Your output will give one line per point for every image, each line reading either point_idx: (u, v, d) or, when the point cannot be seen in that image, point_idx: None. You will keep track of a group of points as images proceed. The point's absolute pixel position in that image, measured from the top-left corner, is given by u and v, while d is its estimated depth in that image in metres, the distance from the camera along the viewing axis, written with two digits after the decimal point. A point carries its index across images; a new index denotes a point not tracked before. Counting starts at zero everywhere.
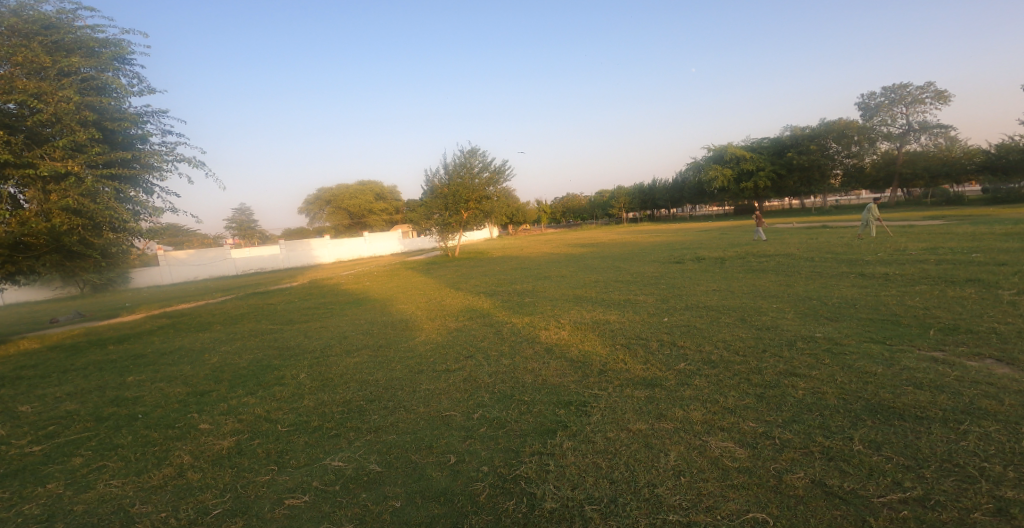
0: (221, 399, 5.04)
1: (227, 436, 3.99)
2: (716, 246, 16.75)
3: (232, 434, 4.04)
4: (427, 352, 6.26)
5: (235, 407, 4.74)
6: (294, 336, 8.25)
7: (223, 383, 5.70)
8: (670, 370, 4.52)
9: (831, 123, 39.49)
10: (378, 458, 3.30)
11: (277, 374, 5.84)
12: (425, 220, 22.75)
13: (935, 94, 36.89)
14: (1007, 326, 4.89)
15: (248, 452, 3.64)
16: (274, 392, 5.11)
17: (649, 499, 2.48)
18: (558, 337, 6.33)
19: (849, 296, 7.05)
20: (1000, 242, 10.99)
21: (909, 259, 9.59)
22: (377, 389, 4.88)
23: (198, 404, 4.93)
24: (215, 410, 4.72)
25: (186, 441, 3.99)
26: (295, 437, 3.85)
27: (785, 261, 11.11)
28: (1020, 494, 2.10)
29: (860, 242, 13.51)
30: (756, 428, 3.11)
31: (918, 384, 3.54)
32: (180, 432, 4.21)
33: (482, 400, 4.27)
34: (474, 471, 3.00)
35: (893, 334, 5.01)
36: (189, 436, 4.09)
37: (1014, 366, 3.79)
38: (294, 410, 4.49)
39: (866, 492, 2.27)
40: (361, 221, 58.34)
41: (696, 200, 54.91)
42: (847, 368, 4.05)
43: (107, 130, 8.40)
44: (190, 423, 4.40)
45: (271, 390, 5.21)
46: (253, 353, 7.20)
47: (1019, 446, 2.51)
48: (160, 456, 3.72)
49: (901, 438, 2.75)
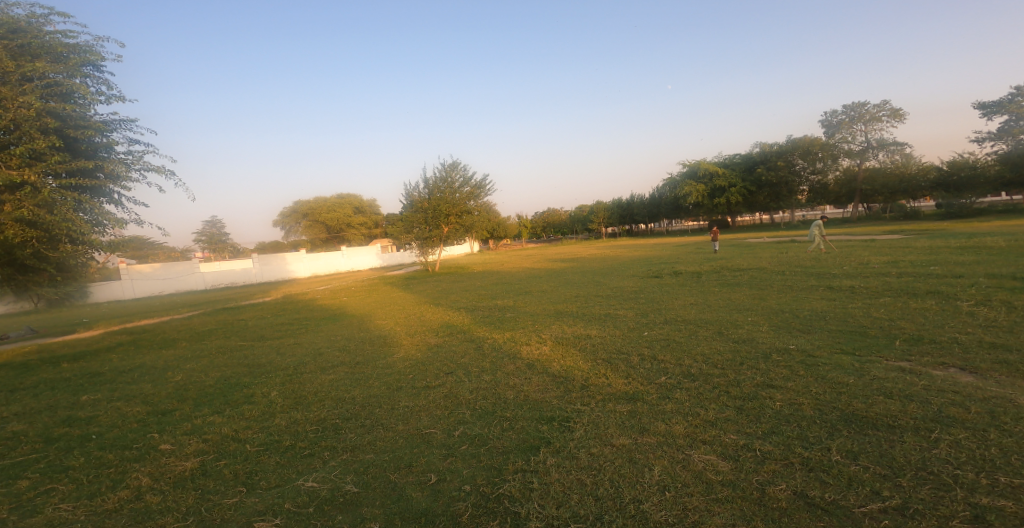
0: (184, 419, 4.79)
1: (190, 457, 3.78)
2: (692, 260, 17.09)
3: (196, 455, 3.83)
4: (406, 369, 6.12)
5: (200, 426, 4.51)
6: (265, 353, 7.95)
7: (188, 402, 5.42)
8: (652, 384, 4.54)
9: (798, 141, 41.39)
10: (355, 478, 3.17)
11: (246, 392, 5.60)
12: (405, 234, 22.47)
13: (891, 112, 39.03)
14: (967, 337, 5.12)
15: (214, 472, 3.47)
16: (242, 411, 4.89)
17: (634, 516, 2.45)
18: (540, 352, 6.29)
19: (818, 309, 7.29)
20: (956, 255, 11.60)
21: (873, 272, 10.02)
22: (354, 406, 4.74)
23: (159, 424, 4.67)
24: (177, 430, 4.47)
25: (146, 462, 3.75)
26: (266, 457, 3.67)
27: (758, 274, 11.45)
28: (993, 500, 2.16)
29: (826, 255, 14.05)
30: (737, 440, 3.14)
31: (888, 393, 3.66)
32: (139, 453, 3.96)
33: (464, 417, 4.19)
34: (456, 490, 2.91)
35: (862, 345, 5.18)
36: (148, 457, 3.85)
37: (977, 375, 3.96)
38: (264, 430, 4.30)
39: (847, 503, 2.29)
40: (339, 235, 57.44)
41: (672, 215, 56.17)
42: (821, 379, 4.16)
43: (70, 137, 8.02)
44: (150, 444, 4.15)
45: (240, 409, 4.99)
46: (222, 370, 6.90)
47: (989, 453, 2.59)
48: (115, 478, 3.47)
49: (877, 447, 2.81)
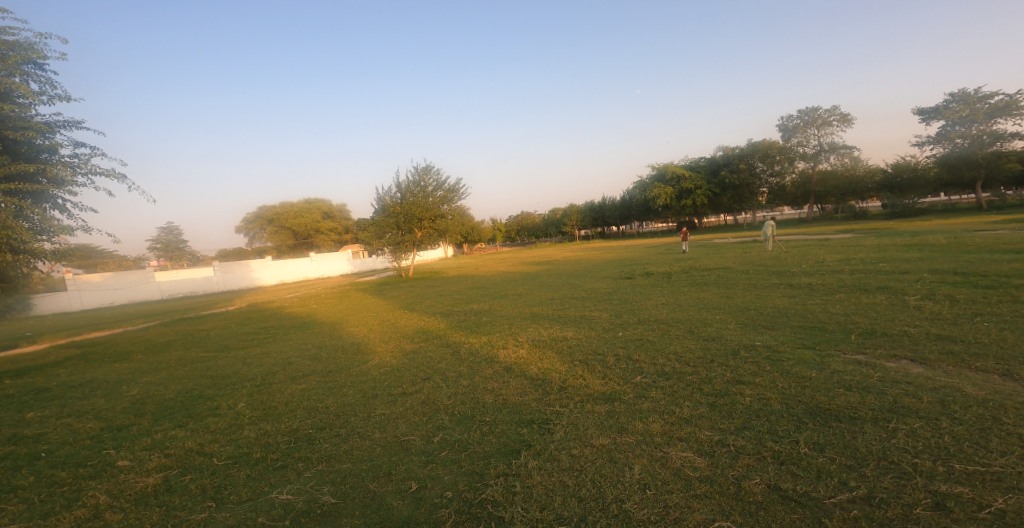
0: (143, 433, 4.54)
1: (152, 473, 3.59)
2: (662, 261, 17.53)
3: (159, 470, 3.65)
4: (381, 376, 6.00)
5: (161, 441, 4.29)
6: (230, 363, 7.62)
7: (146, 416, 5.13)
8: (628, 384, 4.65)
9: (757, 145, 43.27)
10: (332, 489, 3.10)
11: (210, 405, 5.36)
12: (376, 239, 22.03)
13: (840, 118, 41.40)
14: (914, 329, 5.51)
15: (179, 489, 3.31)
16: (206, 424, 4.68)
17: (618, 515, 2.51)
18: (517, 355, 6.31)
19: (780, 305, 7.66)
20: (902, 252, 12.42)
21: (828, 270, 10.61)
22: (327, 416, 4.61)
23: (115, 440, 4.41)
24: (135, 445, 4.23)
25: (103, 479, 3.54)
26: (235, 471, 3.53)
27: (724, 274, 11.90)
28: (951, 487, 2.33)
29: (786, 255, 14.75)
30: (712, 436, 3.26)
31: (848, 386, 3.88)
32: (94, 470, 3.73)
33: (442, 423, 4.15)
34: (438, 497, 2.89)
35: (822, 340, 5.47)
36: (105, 474, 3.64)
37: (926, 366, 4.26)
38: (232, 443, 4.12)
39: (818, 494, 2.42)
40: (307, 241, 55.75)
41: (643, 217, 57.50)
42: (786, 374, 4.36)
43: (8, 140, 7.46)
44: (106, 461, 3.90)
45: (204, 422, 4.77)
46: (183, 382, 6.57)
47: (942, 441, 2.79)
48: (69, 496, 3.27)
49: (841, 439, 2.98)
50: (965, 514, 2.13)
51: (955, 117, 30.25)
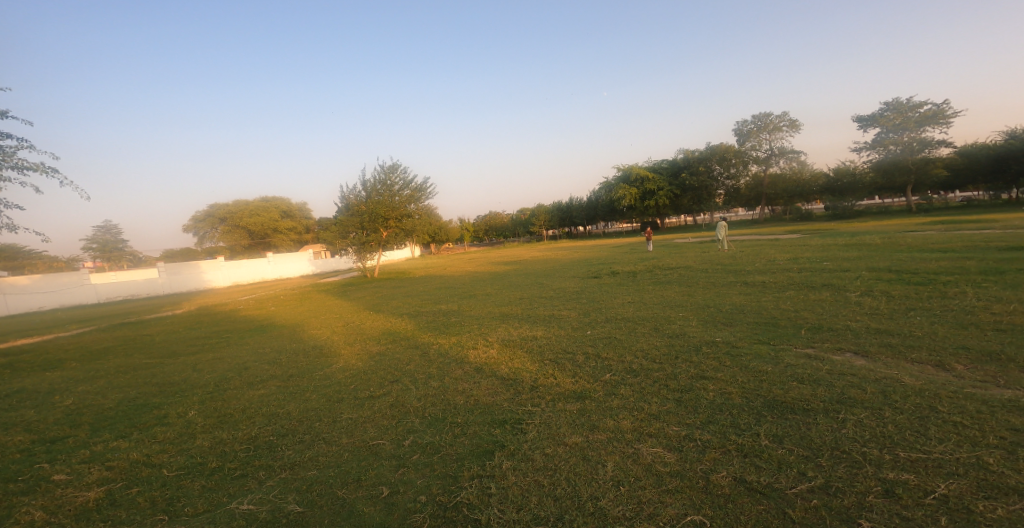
0: (81, 445, 4.23)
1: (94, 487, 3.37)
2: (627, 260, 18.00)
3: (101, 484, 3.43)
4: (346, 379, 5.83)
5: (102, 452, 4.01)
6: (179, 369, 7.19)
7: (83, 427, 4.77)
8: (597, 382, 4.75)
9: (715, 148, 45.15)
10: (299, 497, 3.01)
11: (157, 414, 5.04)
12: (340, 239, 21.37)
13: (789, 124, 43.88)
14: (856, 323, 5.96)
15: (126, 502, 3.13)
16: (154, 433, 4.41)
17: (594, 513, 2.57)
18: (487, 356, 6.31)
19: (737, 302, 8.07)
20: (844, 252, 13.36)
21: (779, 268, 11.27)
22: (289, 422, 4.45)
23: (49, 453, 4.08)
24: (72, 458, 3.93)
25: (36, 496, 3.29)
26: (188, 482, 3.36)
27: (686, 272, 12.38)
28: (898, 474, 2.53)
29: (741, 253, 15.54)
30: (679, 431, 3.40)
31: (800, 379, 4.15)
32: (25, 486, 3.45)
33: (413, 425, 4.10)
34: (411, 501, 2.86)
35: (776, 335, 5.81)
36: (38, 490, 3.38)
37: (867, 358, 4.62)
38: (184, 452, 3.91)
39: (780, 485, 2.58)
40: (264, 240, 53.27)
41: (608, 217, 58.72)
42: (744, 368, 4.61)
43: None
44: (39, 476, 3.62)
45: (151, 431, 4.48)
46: (126, 390, 6.15)
47: (886, 430, 3.04)
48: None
49: (797, 430, 3.18)
50: (911, 499, 2.33)
51: (890, 125, 32.76)
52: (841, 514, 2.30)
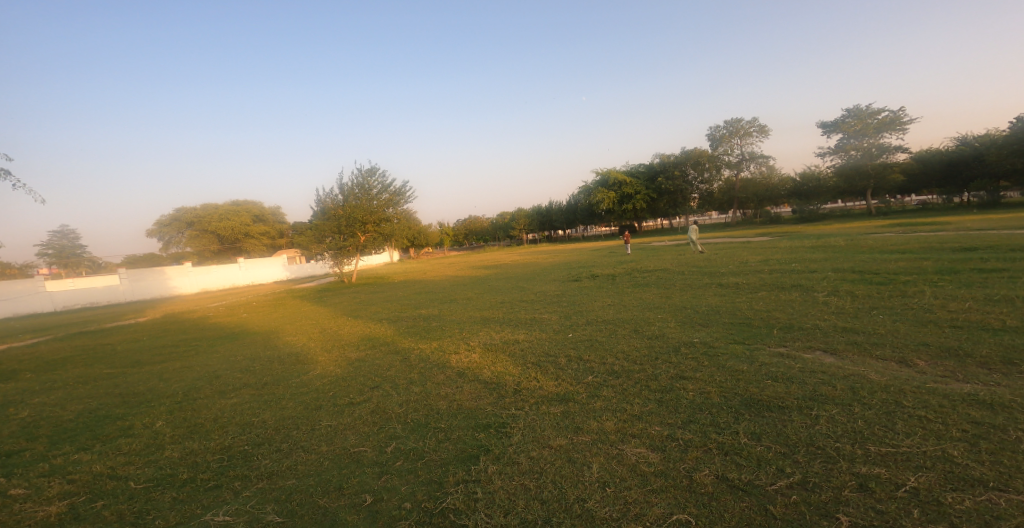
0: (38, 460, 4.01)
1: (54, 502, 3.21)
2: (607, 263, 18.23)
3: (61, 499, 3.26)
4: (324, 386, 5.71)
5: (62, 466, 3.82)
6: (145, 379, 6.89)
7: (40, 440, 4.52)
8: (580, 384, 4.80)
9: (689, 153, 46.33)
10: (277, 507, 2.93)
11: (121, 425, 4.82)
12: (316, 243, 20.90)
13: (759, 130, 45.39)
14: (824, 322, 6.21)
15: (90, 517, 2.99)
16: (119, 445, 4.22)
17: (582, 515, 2.59)
18: (469, 360, 6.28)
19: (713, 303, 8.30)
20: (811, 253, 13.91)
21: (752, 270, 11.64)
22: (265, 430, 4.33)
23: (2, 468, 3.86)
24: (29, 473, 3.73)
25: None
26: (158, 494, 3.23)
27: (663, 275, 12.64)
28: (870, 468, 2.66)
29: (715, 256, 15.97)
30: (662, 431, 3.47)
31: (775, 377, 4.30)
32: None
33: (395, 431, 4.05)
34: (396, 508, 2.82)
35: (750, 335, 6.00)
36: None
37: (835, 356, 4.83)
38: (152, 464, 3.76)
39: (761, 482, 2.66)
40: (235, 246, 51.61)
41: (587, 221, 59.40)
42: (722, 368, 4.74)
43: None
44: None
45: (114, 443, 4.28)
46: (86, 401, 5.85)
47: (857, 426, 3.18)
48: None
49: (774, 427, 3.30)
50: (883, 492, 2.45)
51: (851, 131, 34.17)
52: (820, 509, 2.39)
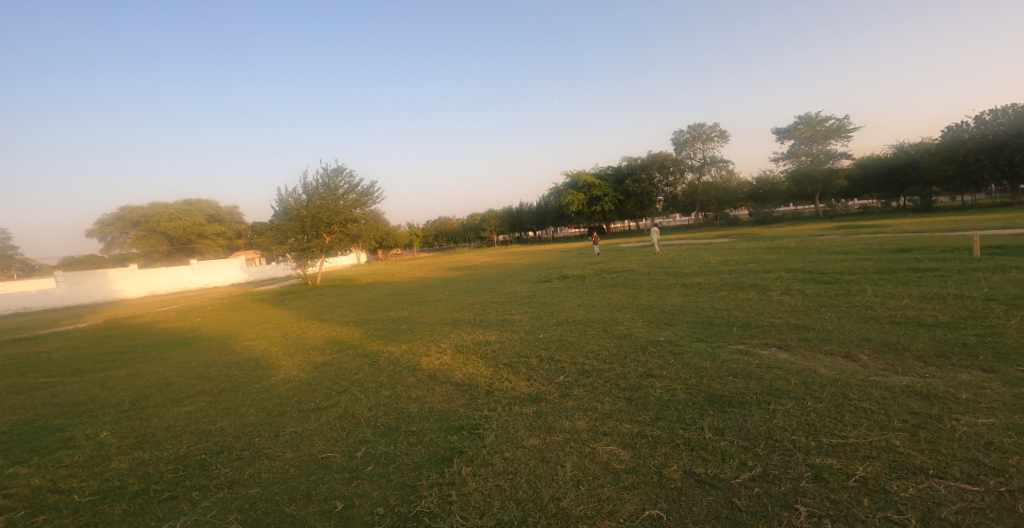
0: None
1: None
2: (576, 264, 18.51)
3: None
4: (288, 391, 5.52)
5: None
6: (87, 387, 6.43)
7: None
8: (552, 384, 4.87)
9: (654, 156, 47.71)
10: (241, 517, 2.83)
11: (61, 436, 4.49)
12: (277, 244, 20.11)
13: (719, 134, 47.32)
14: (778, 320, 6.58)
15: None
16: (59, 457, 3.93)
17: (557, 513, 2.64)
18: (440, 362, 6.24)
19: (677, 303, 8.60)
20: (767, 254, 14.65)
21: (713, 270, 12.15)
22: (225, 438, 4.15)
23: None
24: None
25: None
26: (106, 507, 3.04)
27: (630, 275, 12.97)
28: (824, 459, 2.85)
29: (680, 257, 16.52)
30: (632, 428, 3.58)
31: (735, 374, 4.51)
32: None
33: (365, 436, 3.98)
34: (368, 514, 2.78)
35: (712, 333, 6.27)
36: None
37: (789, 352, 5.13)
38: (99, 475, 3.53)
39: (725, 476, 2.80)
40: (188, 246, 48.86)
41: (556, 222, 60.06)
42: (686, 365, 4.93)
43: None
44: None
45: (54, 456, 3.99)
46: (20, 412, 5.41)
47: (810, 419, 3.40)
48: None
49: (735, 422, 3.47)
50: (836, 482, 2.63)
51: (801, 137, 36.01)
52: (780, 500, 2.53)
